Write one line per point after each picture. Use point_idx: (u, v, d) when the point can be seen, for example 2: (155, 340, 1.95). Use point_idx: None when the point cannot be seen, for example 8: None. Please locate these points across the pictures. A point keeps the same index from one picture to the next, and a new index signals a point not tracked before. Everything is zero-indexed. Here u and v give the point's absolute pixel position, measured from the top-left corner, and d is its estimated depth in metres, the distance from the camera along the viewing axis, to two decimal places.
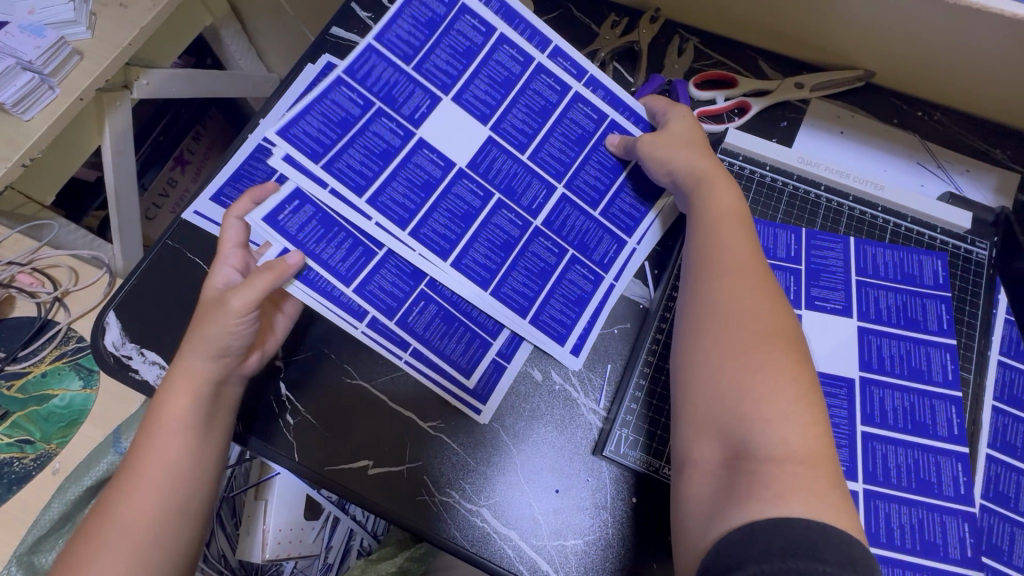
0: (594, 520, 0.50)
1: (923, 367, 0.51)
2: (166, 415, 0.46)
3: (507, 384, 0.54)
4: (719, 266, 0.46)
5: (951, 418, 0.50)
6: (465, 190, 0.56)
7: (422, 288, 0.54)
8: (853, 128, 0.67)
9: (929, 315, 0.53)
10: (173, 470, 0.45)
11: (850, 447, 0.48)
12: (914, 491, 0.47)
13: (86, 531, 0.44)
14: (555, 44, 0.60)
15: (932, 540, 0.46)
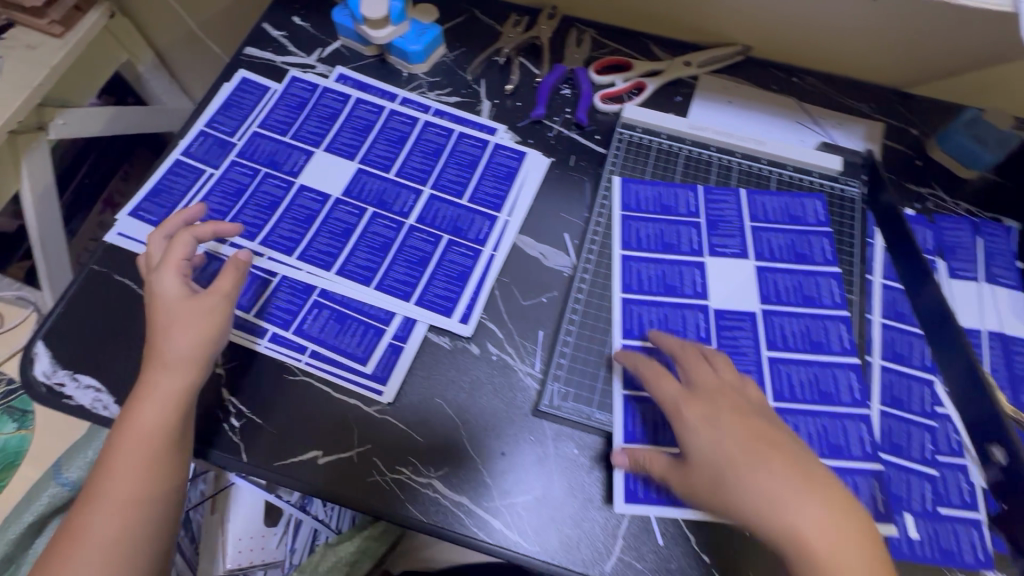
0: (541, 476, 0.52)
1: (814, 294, 0.57)
2: (138, 430, 0.48)
3: (405, 365, 0.56)
4: (741, 465, 0.44)
5: (843, 334, 0.55)
6: (343, 212, 0.63)
7: (316, 297, 0.59)
8: (739, 97, 0.74)
9: (814, 249, 0.59)
10: (146, 478, 0.47)
11: (759, 371, 0.54)
12: (815, 402, 0.52)
13: (66, 534, 0.46)
14: (402, 95, 0.72)
15: (837, 442, 0.51)
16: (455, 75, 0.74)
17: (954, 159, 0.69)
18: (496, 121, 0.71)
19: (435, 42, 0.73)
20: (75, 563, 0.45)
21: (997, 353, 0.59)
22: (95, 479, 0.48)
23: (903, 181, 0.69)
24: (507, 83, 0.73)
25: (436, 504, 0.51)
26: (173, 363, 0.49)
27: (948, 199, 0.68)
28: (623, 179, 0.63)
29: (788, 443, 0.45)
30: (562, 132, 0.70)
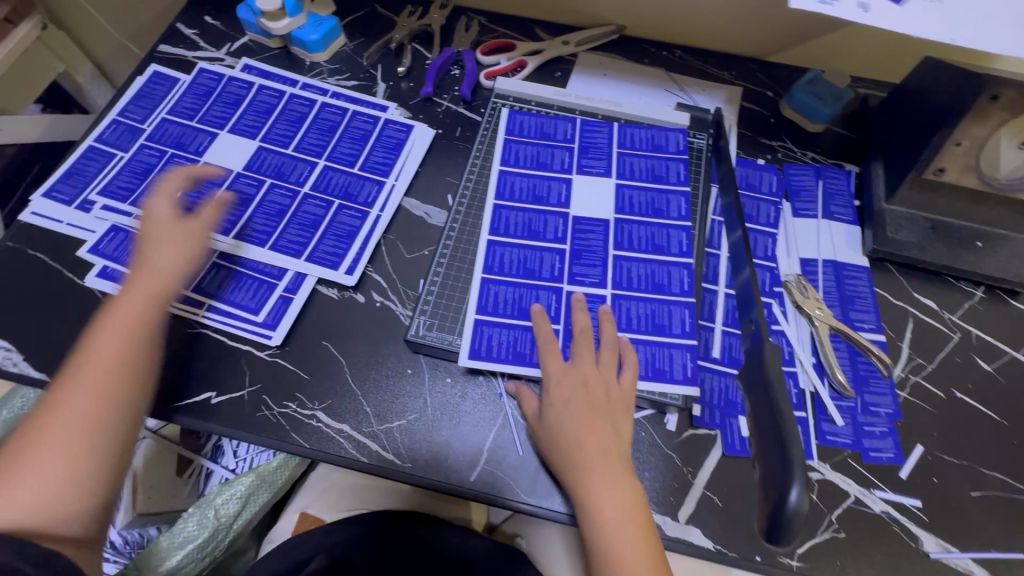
0: (417, 402, 0.58)
1: (663, 207, 0.64)
2: (96, 347, 0.52)
3: (294, 312, 0.61)
4: (587, 466, 0.51)
5: (682, 241, 0.62)
6: (243, 184, 0.68)
7: (214, 258, 0.64)
8: (612, 70, 0.82)
9: (671, 172, 0.66)
10: (64, 396, 0.49)
11: (603, 266, 0.60)
12: (648, 291, 0.59)
13: (35, 413, 0.49)
14: (302, 80, 0.78)
15: (660, 322, 0.58)
16: (354, 61, 0.81)
17: (801, 116, 0.77)
18: (388, 100, 0.77)
19: (332, 32, 0.80)
20: (46, 436, 0.47)
21: (830, 278, 0.66)
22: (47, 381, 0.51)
23: (757, 136, 0.76)
24: (399, 66, 0.80)
25: (318, 431, 0.57)
26: (139, 304, 0.54)
27: (796, 151, 0.75)
28: (512, 111, 0.70)
29: (611, 392, 0.54)
30: (449, 107, 0.77)
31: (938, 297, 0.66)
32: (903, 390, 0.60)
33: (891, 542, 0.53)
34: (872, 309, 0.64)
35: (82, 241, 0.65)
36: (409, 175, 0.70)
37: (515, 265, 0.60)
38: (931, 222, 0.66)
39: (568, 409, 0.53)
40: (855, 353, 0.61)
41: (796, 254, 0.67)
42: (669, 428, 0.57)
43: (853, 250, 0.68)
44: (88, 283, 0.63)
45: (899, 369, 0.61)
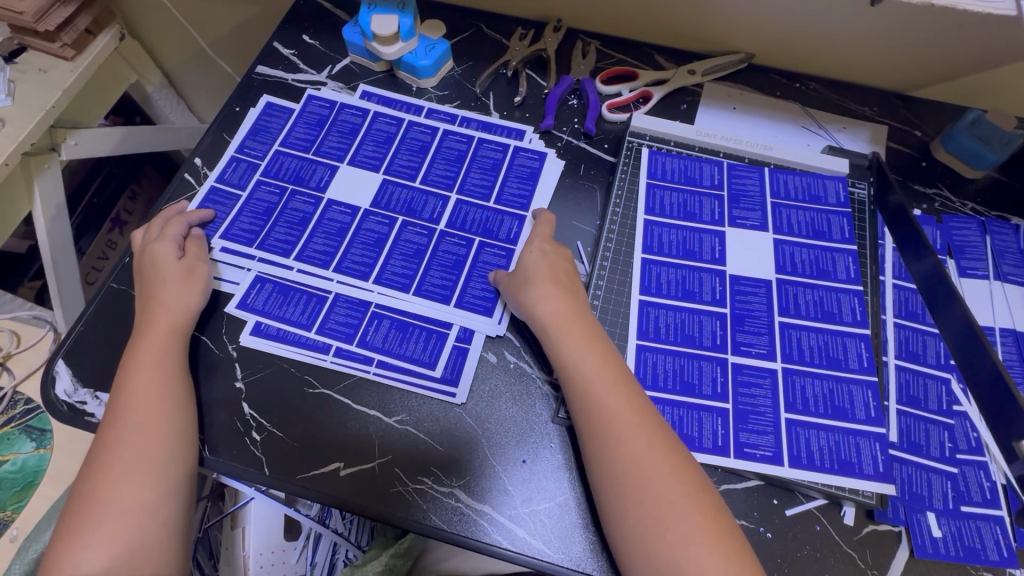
0: (563, 482, 0.53)
1: (829, 268, 0.58)
2: (128, 387, 0.51)
3: (472, 365, 0.57)
4: (600, 380, 0.49)
5: (855, 306, 0.56)
6: (374, 223, 0.65)
7: (373, 309, 0.59)
8: (743, 103, 0.75)
9: (833, 227, 0.60)
10: (125, 429, 0.48)
11: (769, 334, 0.54)
12: (824, 365, 0.53)
13: (117, 420, 0.49)
14: (427, 107, 0.73)
15: (848, 458, 0.49)
16: (464, 88, 0.76)
17: (960, 160, 0.70)
18: (525, 123, 0.72)
19: (443, 57, 0.74)
20: (126, 442, 0.48)
21: (1011, 348, 0.59)
22: (127, 389, 0.51)
23: (910, 182, 0.69)
24: (515, 95, 0.74)
25: (456, 510, 0.52)
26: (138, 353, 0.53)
27: (955, 200, 0.69)
28: (652, 151, 0.65)
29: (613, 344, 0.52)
30: (571, 141, 0.71)
31: None
32: None
33: None
34: None
35: (220, 291, 0.61)
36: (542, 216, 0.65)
37: (672, 331, 0.54)
38: None
39: (573, 325, 0.52)
40: None
41: None
42: (847, 522, 0.51)
43: None
44: (242, 342, 0.58)
45: None
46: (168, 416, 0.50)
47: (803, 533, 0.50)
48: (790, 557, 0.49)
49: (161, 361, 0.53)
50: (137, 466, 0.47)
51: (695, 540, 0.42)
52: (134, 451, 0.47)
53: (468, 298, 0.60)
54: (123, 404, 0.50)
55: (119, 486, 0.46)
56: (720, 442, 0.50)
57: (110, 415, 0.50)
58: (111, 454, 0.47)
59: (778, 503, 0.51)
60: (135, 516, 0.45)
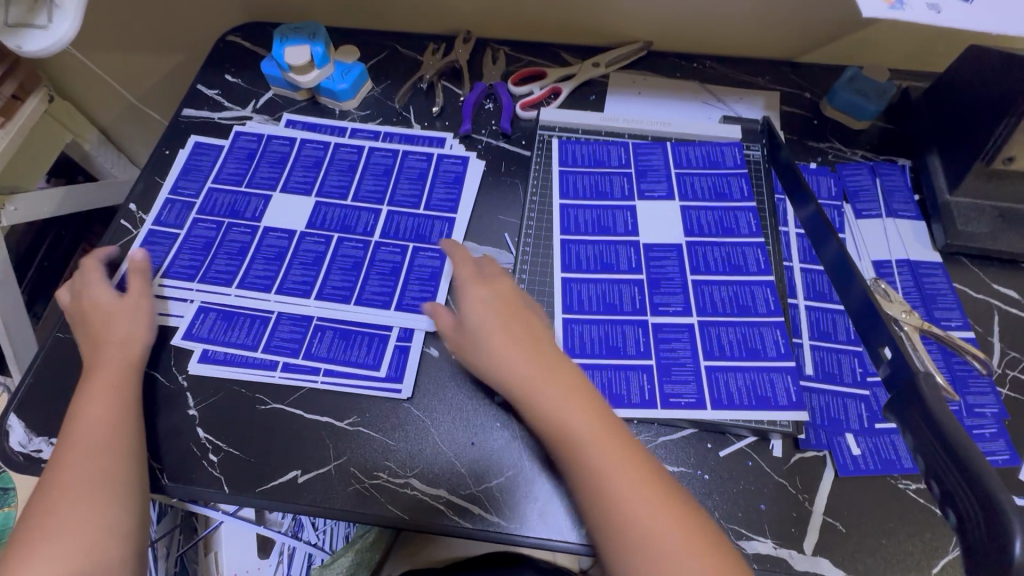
0: (512, 457, 0.55)
1: (733, 226, 0.63)
2: (84, 414, 0.52)
3: (415, 361, 0.60)
4: (537, 383, 0.49)
5: (759, 257, 0.61)
6: (311, 243, 0.67)
7: (316, 321, 0.62)
8: (647, 88, 0.81)
9: (733, 188, 0.65)
10: (82, 453, 0.50)
11: (684, 292, 0.59)
12: (734, 313, 0.57)
13: (70, 443, 0.51)
14: (350, 127, 0.76)
15: (763, 393, 0.54)
16: (385, 106, 0.80)
17: (846, 115, 0.76)
18: (445, 131, 0.76)
19: (360, 80, 0.78)
20: (80, 464, 0.49)
21: (907, 277, 0.64)
22: (76, 417, 0.52)
23: (805, 140, 0.75)
24: (432, 106, 0.78)
25: (413, 499, 0.54)
26: (90, 386, 0.54)
27: (845, 150, 0.75)
28: (563, 140, 0.70)
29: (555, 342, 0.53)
30: (490, 142, 0.75)
31: (1018, 285, 0.64)
32: (1003, 387, 0.58)
33: None
34: (955, 305, 0.63)
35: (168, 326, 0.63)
36: (469, 215, 0.69)
37: (595, 302, 0.58)
38: (998, 209, 0.65)
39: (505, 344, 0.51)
40: (949, 354, 0.60)
41: (869, 258, 0.66)
42: (776, 453, 0.55)
43: (925, 246, 0.67)
44: (191, 370, 0.60)
45: (997, 364, 0.60)
46: (126, 443, 0.52)
47: (736, 469, 0.54)
48: (730, 494, 0.53)
49: (117, 388, 0.55)
50: (94, 489, 0.48)
51: (655, 511, 0.43)
52: (91, 475, 0.49)
53: (406, 299, 0.63)
54: (81, 432, 0.51)
55: (75, 508, 0.47)
56: (647, 395, 0.54)
57: (64, 440, 0.51)
58: (65, 476, 0.49)
59: (713, 445, 0.55)
60: (92, 535, 0.46)
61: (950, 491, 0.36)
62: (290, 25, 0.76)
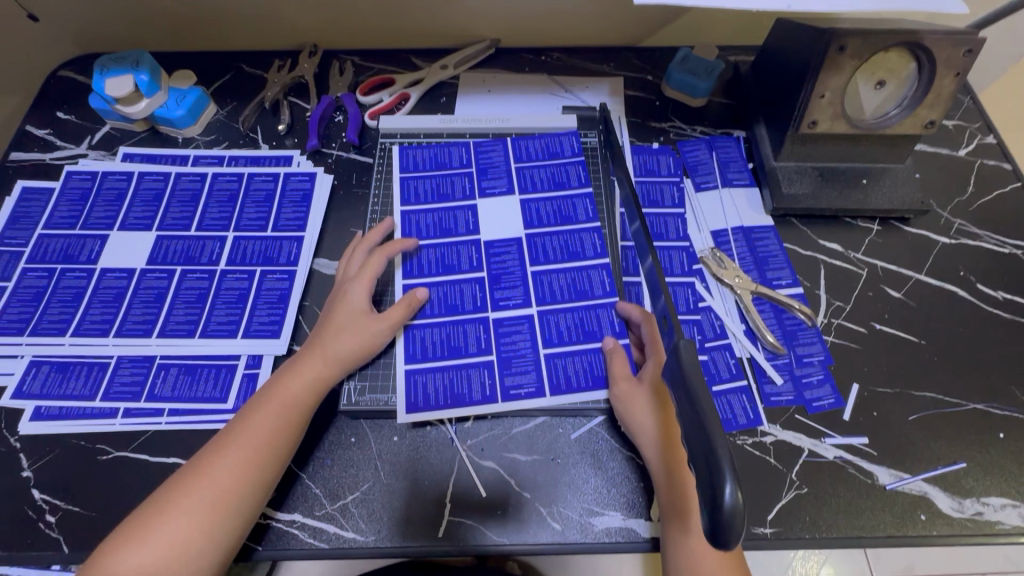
0: (368, 470, 0.55)
1: (571, 213, 0.65)
2: (211, 466, 0.48)
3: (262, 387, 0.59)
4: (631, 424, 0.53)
5: (595, 241, 0.63)
6: (152, 280, 0.65)
7: (159, 360, 0.60)
8: (496, 84, 0.81)
9: (572, 176, 0.67)
10: (219, 494, 0.47)
11: (523, 285, 0.61)
12: (570, 298, 0.60)
13: (173, 492, 0.48)
14: (192, 155, 0.74)
15: (599, 373, 0.57)
16: (230, 128, 0.77)
17: (683, 94, 0.79)
18: (293, 149, 0.75)
19: (198, 105, 0.75)
20: (165, 527, 0.46)
21: (742, 242, 0.68)
22: (206, 459, 0.49)
23: (647, 121, 0.78)
24: (279, 124, 0.77)
25: (267, 528, 0.53)
26: (279, 400, 0.52)
27: (685, 127, 0.78)
28: (404, 146, 0.70)
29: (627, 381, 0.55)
30: (340, 155, 0.75)
31: (841, 239, 0.69)
32: (829, 335, 0.63)
33: (847, 485, 0.55)
34: (785, 264, 0.67)
35: None
36: (318, 232, 0.69)
37: (437, 305, 0.60)
38: (818, 169, 0.70)
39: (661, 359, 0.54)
40: (780, 311, 0.63)
41: (707, 228, 0.69)
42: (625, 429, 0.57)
43: (757, 211, 0.70)
44: (24, 430, 0.57)
45: (822, 316, 0.64)
46: (279, 452, 0.50)
47: (587, 449, 0.56)
48: (582, 473, 0.55)
49: (273, 431, 0.51)
50: (214, 507, 0.47)
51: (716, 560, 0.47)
52: (255, 475, 0.49)
53: (253, 326, 0.62)
54: (243, 433, 0.50)
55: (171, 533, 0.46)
56: (487, 391, 0.56)
57: (195, 479, 0.48)
58: (179, 488, 0.48)
59: (563, 430, 0.57)
60: None
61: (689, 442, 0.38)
62: (112, 55, 0.73)
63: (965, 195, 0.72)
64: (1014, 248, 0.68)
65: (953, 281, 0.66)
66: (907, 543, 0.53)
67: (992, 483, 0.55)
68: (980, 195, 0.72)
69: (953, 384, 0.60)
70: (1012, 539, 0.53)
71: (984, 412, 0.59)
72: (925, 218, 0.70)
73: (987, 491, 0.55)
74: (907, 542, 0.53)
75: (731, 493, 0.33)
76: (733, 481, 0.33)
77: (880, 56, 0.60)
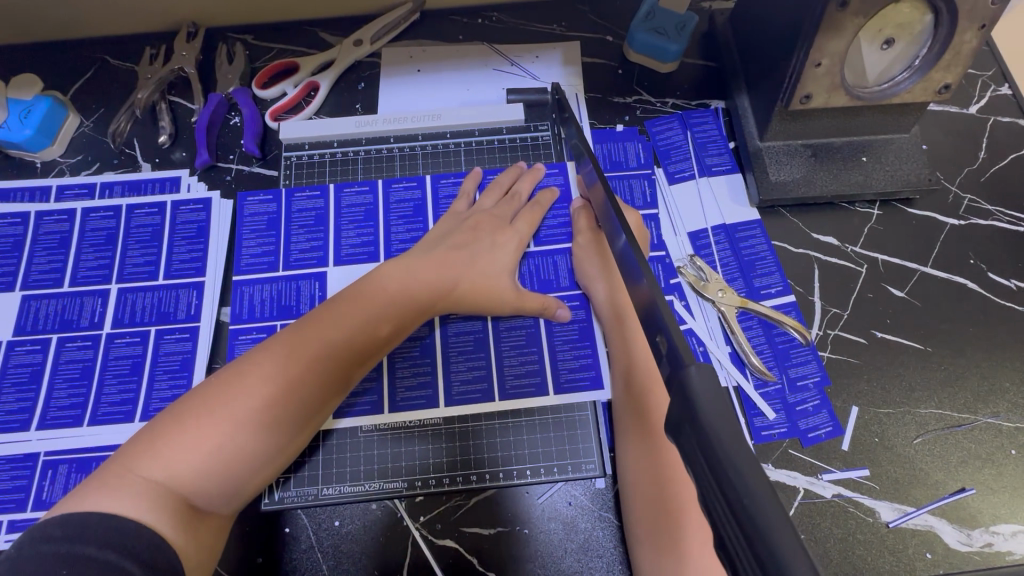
0: (307, 564, 0.48)
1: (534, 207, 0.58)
2: (322, 329, 0.44)
3: None
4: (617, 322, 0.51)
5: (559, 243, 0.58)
6: (24, 354, 0.54)
7: (44, 458, 0.50)
8: (426, 61, 0.66)
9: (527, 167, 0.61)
10: (349, 340, 0.45)
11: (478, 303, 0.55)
12: (537, 291, 0.56)
13: (260, 353, 0.43)
14: (55, 187, 0.60)
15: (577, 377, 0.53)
16: (101, 144, 0.63)
17: (649, 58, 0.65)
18: (179, 168, 0.61)
19: (51, 120, 0.61)
20: (260, 379, 0.41)
21: (725, 248, 0.58)
22: (346, 302, 0.47)
23: (608, 96, 0.65)
24: (159, 135, 0.62)
25: None
26: (440, 258, 0.52)
27: (654, 101, 0.65)
28: (236, 279, 0.56)
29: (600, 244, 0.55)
30: (240, 171, 0.61)
31: (837, 229, 0.60)
32: (825, 351, 0.55)
33: (846, 527, 0.49)
34: (775, 268, 0.58)
35: None
36: (222, 272, 0.57)
37: None
38: (810, 147, 0.59)
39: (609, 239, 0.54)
40: (769, 327, 0.55)
41: (684, 229, 0.59)
42: (597, 487, 0.50)
43: (741, 204, 0.60)
44: None
45: (816, 328, 0.56)
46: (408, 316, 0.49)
47: (556, 515, 0.49)
48: (551, 544, 0.48)
49: (406, 302, 0.48)
50: (323, 358, 0.43)
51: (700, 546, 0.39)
52: (397, 316, 0.48)
53: (153, 404, 0.52)
54: (357, 304, 0.47)
55: (227, 449, 0.39)
56: (595, 373, 0.53)
57: (314, 329, 0.44)
58: (271, 349, 0.43)
59: (529, 494, 0.50)
60: (216, 455, 0.38)
61: (725, 540, 0.21)
62: None
63: (977, 164, 0.62)
64: None
65: (961, 272, 0.58)
66: None
67: (1001, 508, 0.50)
68: (993, 162, 0.62)
69: (961, 396, 0.54)
70: None
71: (994, 426, 0.52)
72: (932, 196, 0.61)
73: (997, 518, 0.50)
74: None
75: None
76: None
77: (889, 9, 0.48)
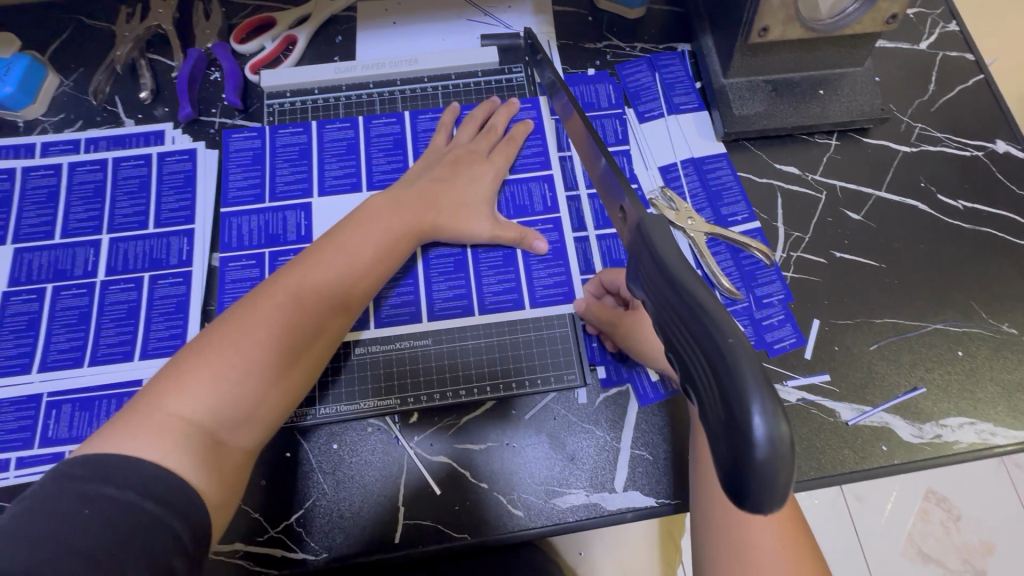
0: (309, 483, 0.51)
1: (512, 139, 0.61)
2: (323, 263, 0.47)
3: None
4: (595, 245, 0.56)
5: (535, 173, 0.61)
6: (20, 303, 0.55)
7: (47, 398, 0.52)
8: (401, 13, 0.68)
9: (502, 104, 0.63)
10: (351, 272, 0.48)
11: None
12: (514, 216, 0.59)
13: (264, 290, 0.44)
14: (39, 143, 0.61)
15: (552, 294, 0.56)
16: (82, 101, 0.63)
17: (617, 4, 0.68)
18: (162, 121, 0.62)
19: (31, 79, 0.61)
20: (273, 311, 0.43)
21: (693, 177, 0.62)
22: (340, 241, 0.49)
23: (579, 42, 0.67)
24: (140, 90, 0.63)
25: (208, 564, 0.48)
26: (421, 187, 0.55)
27: (624, 46, 0.68)
28: (224, 214, 0.58)
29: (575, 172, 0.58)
30: (223, 122, 0.62)
31: (798, 159, 0.63)
32: (788, 270, 0.59)
33: (810, 426, 0.53)
34: (740, 197, 0.61)
35: None
36: (210, 216, 0.58)
37: None
38: (771, 83, 0.62)
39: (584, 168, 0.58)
40: (736, 251, 0.59)
41: (654, 163, 0.62)
42: (579, 401, 0.53)
43: (706, 137, 0.63)
44: None
45: (781, 250, 0.60)
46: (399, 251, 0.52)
47: (541, 428, 0.53)
48: (537, 455, 0.52)
49: (396, 238, 0.51)
50: (329, 289, 0.46)
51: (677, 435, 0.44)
52: (389, 252, 0.51)
53: (152, 341, 0.54)
54: (350, 242, 0.49)
55: (252, 378, 0.40)
56: (569, 290, 0.57)
57: (316, 264, 0.47)
58: (277, 286, 0.44)
59: (516, 412, 0.53)
60: (244, 382, 0.40)
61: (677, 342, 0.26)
62: None
63: (926, 95, 0.66)
64: (975, 150, 0.64)
65: (913, 194, 0.62)
66: (872, 475, 0.52)
67: (950, 403, 0.54)
68: (942, 94, 0.66)
69: (913, 306, 0.58)
70: (968, 457, 0.53)
71: (944, 331, 0.57)
72: (886, 126, 0.65)
73: (946, 412, 0.54)
74: (870, 475, 0.52)
75: (766, 421, 0.21)
76: (760, 404, 0.21)
77: None
